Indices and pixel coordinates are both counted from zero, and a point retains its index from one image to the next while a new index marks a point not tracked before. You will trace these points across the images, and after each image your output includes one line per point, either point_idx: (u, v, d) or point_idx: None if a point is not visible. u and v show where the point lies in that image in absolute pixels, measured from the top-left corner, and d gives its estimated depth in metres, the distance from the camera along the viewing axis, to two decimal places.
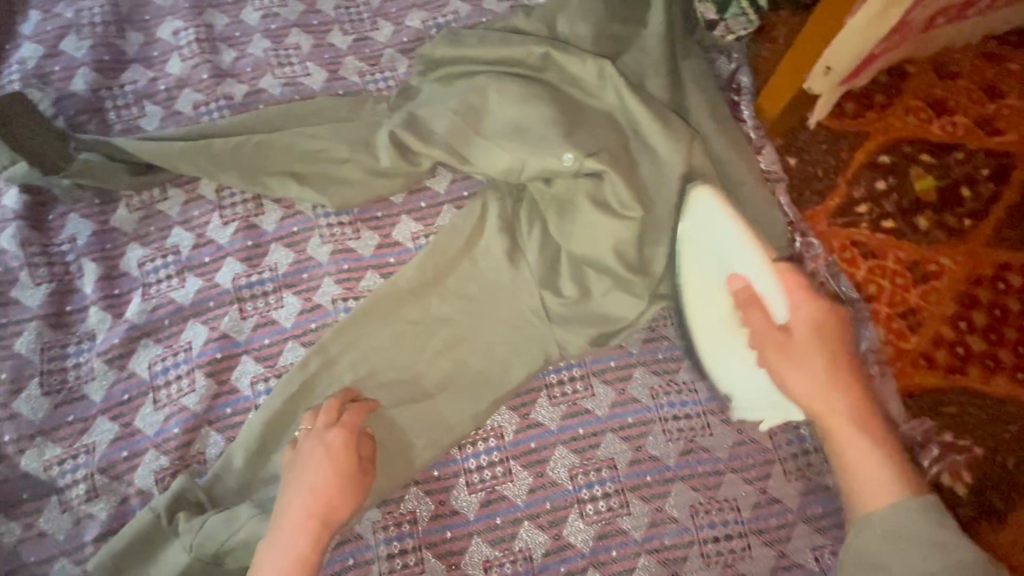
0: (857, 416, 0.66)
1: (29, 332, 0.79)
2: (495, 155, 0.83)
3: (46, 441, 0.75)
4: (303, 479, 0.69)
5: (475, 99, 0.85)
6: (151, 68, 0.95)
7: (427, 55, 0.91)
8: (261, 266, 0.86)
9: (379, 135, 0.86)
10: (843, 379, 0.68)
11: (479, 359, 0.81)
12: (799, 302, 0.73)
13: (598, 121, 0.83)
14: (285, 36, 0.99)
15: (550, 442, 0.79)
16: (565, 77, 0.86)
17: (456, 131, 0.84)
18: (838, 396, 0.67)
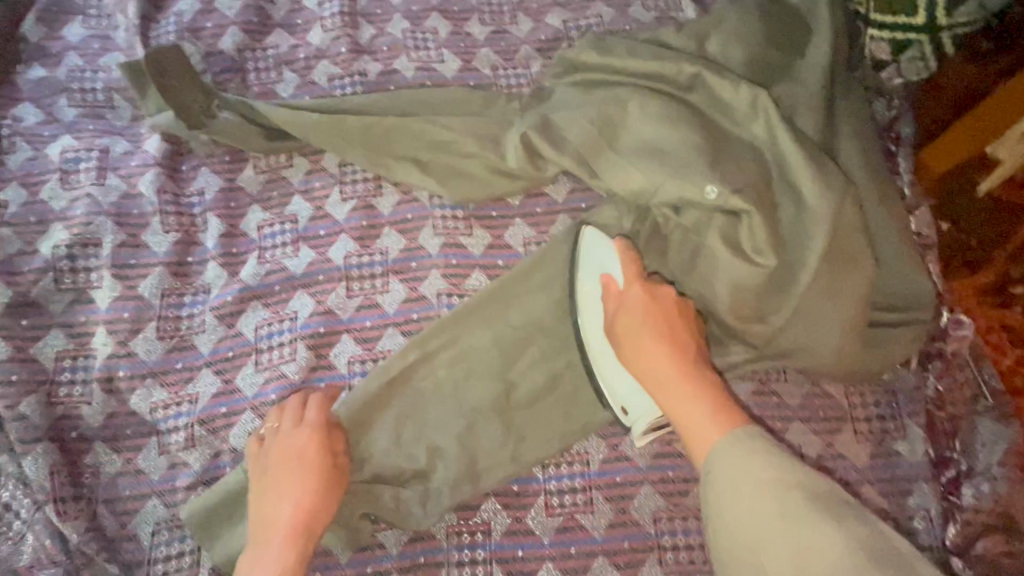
0: (666, 369, 0.67)
1: (154, 277, 0.82)
2: (627, 174, 0.79)
3: (155, 384, 0.78)
4: (278, 489, 0.69)
5: (614, 112, 0.82)
6: (293, 35, 0.97)
7: (569, 59, 0.88)
8: (372, 248, 0.86)
9: (510, 134, 0.84)
10: (676, 351, 0.69)
11: (575, 379, 0.79)
12: (637, 281, 0.74)
13: (741, 154, 0.77)
14: (424, 19, 0.98)
15: (636, 479, 0.76)
16: (711, 103, 0.81)
17: (589, 144, 0.81)
18: (667, 360, 0.68)
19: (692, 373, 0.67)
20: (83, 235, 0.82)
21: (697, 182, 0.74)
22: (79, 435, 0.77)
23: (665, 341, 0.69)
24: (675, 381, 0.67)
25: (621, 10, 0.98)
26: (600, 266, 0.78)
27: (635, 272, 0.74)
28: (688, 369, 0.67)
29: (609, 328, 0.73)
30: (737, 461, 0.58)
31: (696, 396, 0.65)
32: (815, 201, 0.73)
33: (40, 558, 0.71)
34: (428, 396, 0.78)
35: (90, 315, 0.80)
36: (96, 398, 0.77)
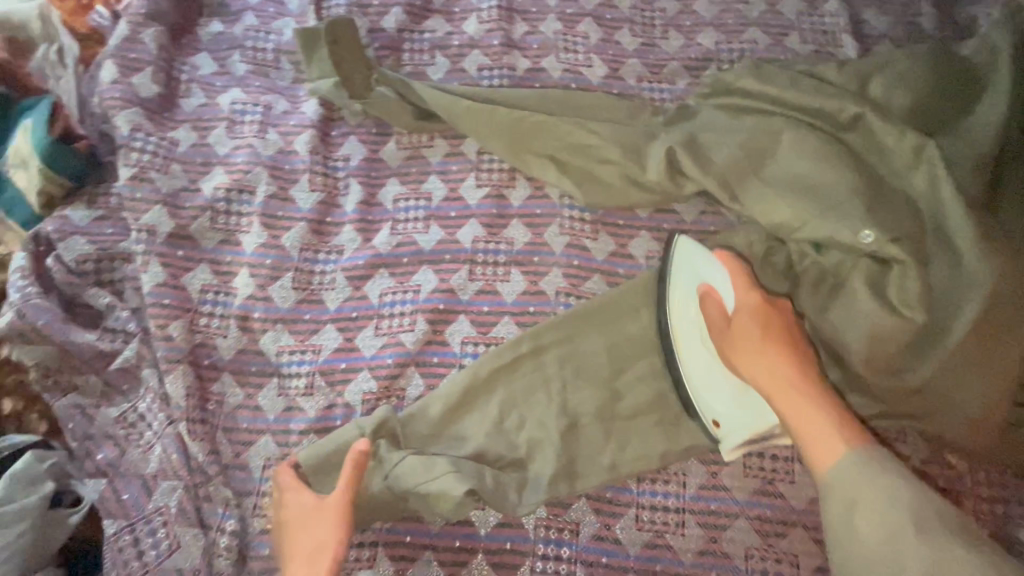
0: (790, 377, 0.68)
1: (296, 230, 0.87)
2: (772, 205, 0.79)
3: (284, 330, 0.84)
4: (300, 548, 0.68)
5: (766, 140, 0.81)
6: (450, 22, 1.01)
7: (725, 81, 0.88)
8: (499, 237, 0.88)
9: (653, 148, 0.85)
10: (795, 359, 0.70)
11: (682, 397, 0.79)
12: (752, 289, 0.74)
13: (897, 201, 0.75)
14: (577, 23, 1.00)
15: (732, 511, 0.76)
16: (870, 144, 0.79)
17: (734, 168, 0.81)
18: (786, 366, 0.69)
19: (812, 384, 0.68)
20: (242, 181, 0.89)
21: (851, 222, 0.73)
22: (211, 364, 0.82)
23: (783, 348, 0.70)
24: (795, 390, 0.67)
25: (776, 38, 0.97)
26: (702, 278, 0.78)
27: (750, 280, 0.75)
28: (807, 380, 0.68)
29: (722, 334, 0.74)
30: (868, 474, 0.59)
31: (819, 408, 0.65)
32: (976, 262, 0.69)
33: (165, 469, 0.77)
34: (535, 388, 0.80)
35: (236, 256, 0.86)
36: (231, 333, 0.83)
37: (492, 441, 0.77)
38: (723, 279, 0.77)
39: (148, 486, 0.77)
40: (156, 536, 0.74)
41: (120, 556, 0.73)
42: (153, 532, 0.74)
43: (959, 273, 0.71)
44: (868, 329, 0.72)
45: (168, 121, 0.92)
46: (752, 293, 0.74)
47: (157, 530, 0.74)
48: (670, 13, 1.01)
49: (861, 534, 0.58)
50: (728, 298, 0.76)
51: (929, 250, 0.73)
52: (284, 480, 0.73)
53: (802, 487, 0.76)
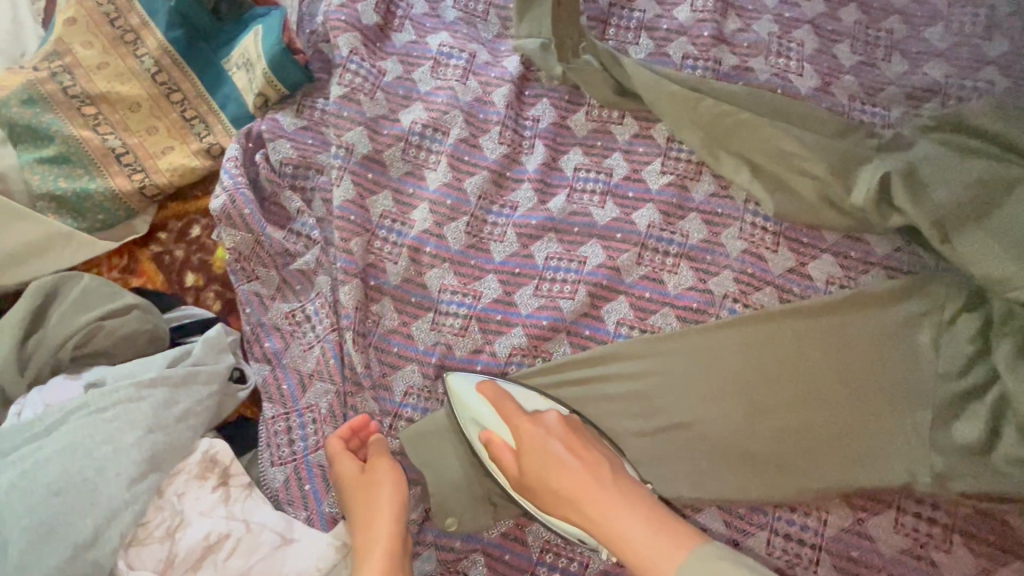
0: (587, 491, 0.65)
1: (479, 178, 0.89)
2: (993, 257, 0.74)
3: (450, 270, 0.86)
4: (361, 519, 0.67)
5: (997, 188, 0.76)
6: (661, 5, 0.99)
7: (958, 116, 0.82)
8: (674, 227, 0.86)
9: (864, 173, 0.81)
10: (592, 470, 0.66)
11: (846, 427, 0.75)
12: (519, 415, 0.72)
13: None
14: (794, 29, 0.96)
15: (873, 563, 0.72)
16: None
17: (958, 209, 0.76)
18: (584, 479, 0.66)
19: (610, 489, 0.64)
20: (438, 120, 0.91)
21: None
22: (376, 285, 0.86)
23: (574, 465, 0.67)
24: (604, 508, 0.63)
25: (1017, 82, 0.89)
26: (481, 420, 0.74)
27: (515, 408, 0.73)
28: (609, 485, 0.65)
29: (522, 475, 0.70)
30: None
31: (625, 508, 0.63)
32: None
33: (322, 371, 0.81)
34: (693, 381, 0.79)
35: (418, 190, 0.89)
36: (401, 261, 0.86)
37: (642, 421, 0.78)
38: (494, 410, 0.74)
39: (304, 382, 0.81)
40: (305, 431, 0.78)
41: (273, 440, 0.78)
42: (303, 426, 0.79)
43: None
44: None
45: (379, 51, 0.96)
46: (522, 425, 0.71)
47: (307, 425, 0.79)
48: (897, 36, 0.95)
49: None
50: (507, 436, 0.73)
51: None
52: (333, 449, 0.72)
53: (958, 561, 0.71)
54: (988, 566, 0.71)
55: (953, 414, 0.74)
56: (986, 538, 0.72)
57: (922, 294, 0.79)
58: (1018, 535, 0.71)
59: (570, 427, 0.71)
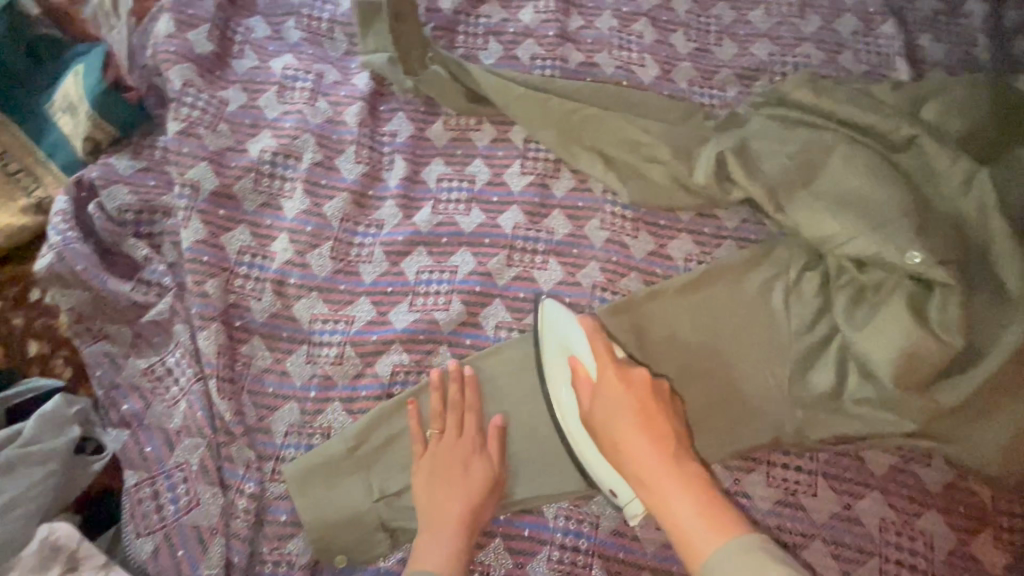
0: (651, 462, 0.61)
1: (339, 200, 0.87)
2: (820, 219, 0.78)
3: (319, 298, 0.83)
4: (444, 475, 0.73)
5: (817, 153, 0.81)
6: (506, 9, 1.01)
7: (778, 92, 0.88)
8: (540, 226, 0.88)
9: (703, 153, 0.85)
10: (661, 447, 0.62)
11: (728, 396, 0.79)
12: (605, 362, 0.68)
13: (942, 223, 0.75)
14: (632, 22, 1.01)
15: (753, 518, 0.76)
16: (922, 168, 0.79)
17: (788, 178, 0.81)
18: (650, 452, 0.61)
19: (673, 466, 0.60)
20: (288, 146, 0.88)
21: (895, 238, 0.73)
22: (242, 325, 0.82)
23: (647, 432, 0.63)
24: (661, 482, 0.59)
25: (831, 54, 0.97)
26: (571, 347, 0.73)
27: (607, 349, 0.69)
28: (669, 461, 0.61)
29: (587, 417, 0.68)
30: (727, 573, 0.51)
31: (685, 491, 0.58)
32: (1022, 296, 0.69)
33: (189, 425, 0.77)
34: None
35: (276, 220, 0.86)
36: (266, 296, 0.83)
37: (535, 424, 0.78)
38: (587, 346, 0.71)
39: (171, 440, 0.76)
40: (176, 492, 0.74)
41: (139, 509, 0.73)
42: (173, 488, 0.74)
43: (999, 294, 0.71)
44: (905, 345, 0.71)
45: (219, 80, 0.92)
46: (610, 373, 0.67)
47: (177, 485, 0.74)
48: (725, 21, 1.01)
49: None
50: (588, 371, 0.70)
51: (972, 275, 0.73)
52: (433, 403, 0.77)
53: (825, 501, 0.76)
54: (851, 501, 0.76)
55: (806, 369, 0.78)
56: (845, 475, 0.77)
57: (771, 260, 0.84)
58: (871, 468, 0.77)
59: (654, 392, 0.67)
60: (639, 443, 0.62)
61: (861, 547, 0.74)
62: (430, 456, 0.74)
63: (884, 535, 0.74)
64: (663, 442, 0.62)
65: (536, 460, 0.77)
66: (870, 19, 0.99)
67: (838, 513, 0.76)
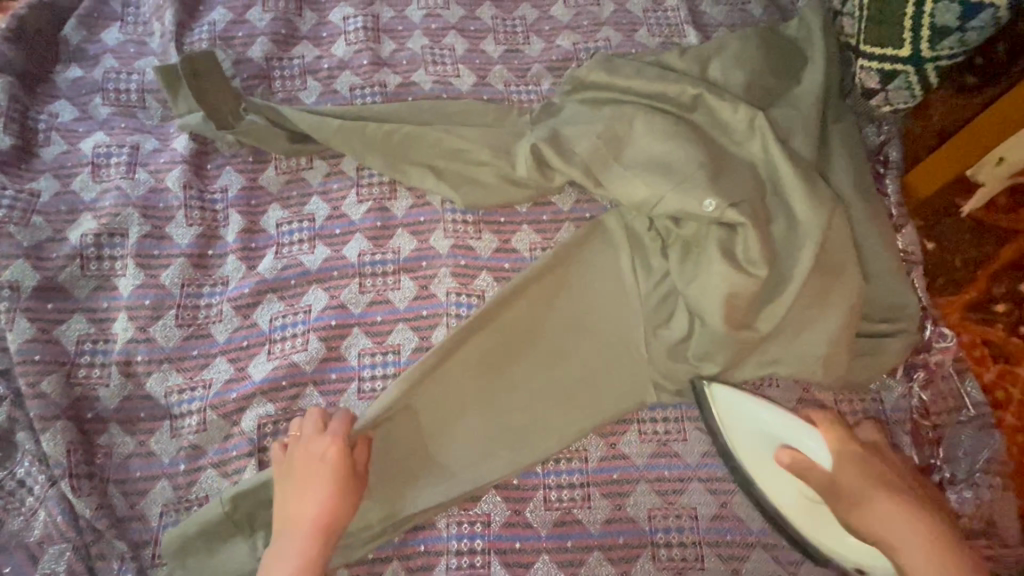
0: (927, 536, 0.63)
1: (176, 267, 0.86)
2: (632, 186, 0.84)
3: (171, 370, 0.81)
4: (302, 471, 0.71)
5: (620, 127, 0.87)
6: (319, 47, 1.03)
7: (579, 77, 0.93)
8: (385, 247, 0.89)
9: (521, 147, 0.89)
10: (928, 525, 0.64)
11: (604, 362, 0.82)
12: (843, 437, 0.70)
13: (738, 170, 0.83)
14: (442, 37, 1.04)
15: (633, 476, 0.80)
16: (716, 123, 0.87)
17: (602, 156, 0.86)
18: (912, 530, 0.64)
19: (950, 550, 0.62)
20: (111, 225, 0.86)
21: (700, 190, 0.80)
22: (94, 416, 0.79)
23: (907, 507, 0.65)
24: (925, 551, 0.62)
25: (628, 33, 1.05)
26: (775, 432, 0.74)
27: (841, 431, 0.71)
28: (931, 544, 0.63)
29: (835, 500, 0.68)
30: None
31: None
32: (807, 217, 0.78)
33: (51, 533, 0.73)
34: (465, 381, 0.80)
35: (112, 301, 0.84)
36: (113, 380, 0.80)
37: (415, 442, 0.78)
38: (816, 441, 0.71)
39: (34, 554, 0.72)
40: None
41: None
42: None
43: (795, 221, 0.80)
44: (722, 286, 0.77)
45: (26, 174, 0.89)
46: (854, 446, 0.70)
47: None
48: (530, 20, 1.07)
49: None
50: (816, 452, 0.71)
51: (768, 210, 0.82)
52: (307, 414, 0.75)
53: (694, 443, 0.81)
54: None
55: (653, 326, 0.82)
56: None
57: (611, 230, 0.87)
58: None
59: (886, 468, 0.69)
60: (891, 521, 0.64)
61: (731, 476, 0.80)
62: (286, 462, 0.72)
63: None
64: (925, 518, 0.65)
65: (419, 476, 0.77)
66: None
67: (707, 450, 0.81)
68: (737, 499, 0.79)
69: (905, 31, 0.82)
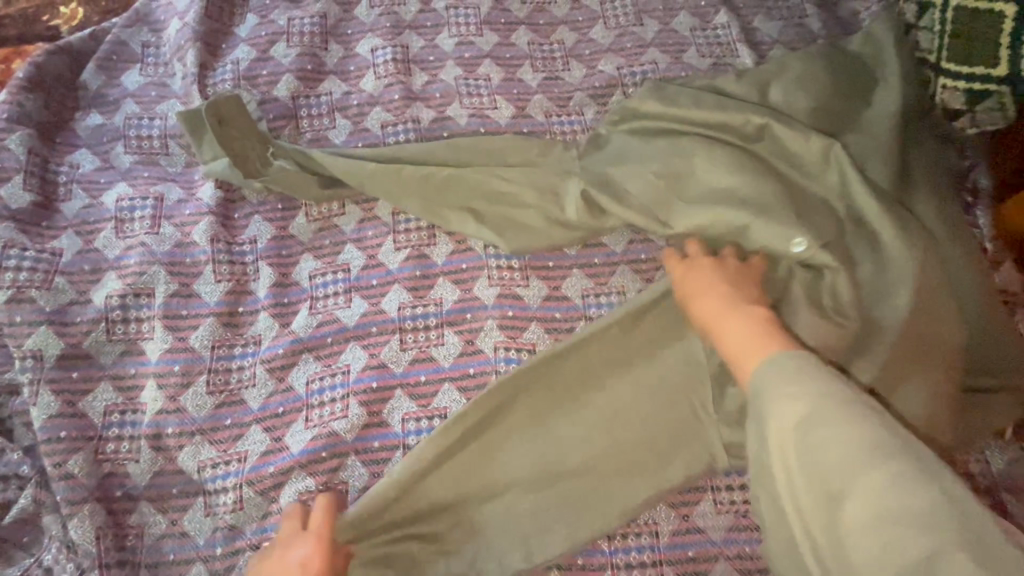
0: (722, 300, 0.67)
1: (205, 328, 0.80)
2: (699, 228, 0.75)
3: (203, 441, 0.76)
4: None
5: (679, 163, 0.79)
6: (347, 81, 0.97)
7: (628, 106, 0.86)
8: (426, 298, 0.83)
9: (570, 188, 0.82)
10: (724, 283, 0.69)
11: (665, 410, 0.74)
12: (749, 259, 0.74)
13: (814, 208, 0.75)
14: (477, 66, 0.98)
15: (711, 553, 0.71)
16: (785, 154, 0.79)
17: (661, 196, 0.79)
18: (716, 284, 0.69)
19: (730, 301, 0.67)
20: (137, 284, 0.81)
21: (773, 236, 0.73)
22: (124, 494, 0.73)
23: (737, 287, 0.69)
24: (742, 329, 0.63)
25: (676, 55, 0.97)
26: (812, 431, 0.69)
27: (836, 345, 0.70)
28: (724, 292, 0.68)
29: None
30: (781, 367, 0.55)
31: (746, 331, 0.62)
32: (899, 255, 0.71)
33: None
34: (508, 454, 0.73)
35: (140, 367, 0.78)
36: (143, 456, 0.75)
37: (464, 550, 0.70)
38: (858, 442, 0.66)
39: None
40: None
41: None
42: None
43: (884, 267, 0.72)
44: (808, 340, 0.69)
45: (48, 231, 0.84)
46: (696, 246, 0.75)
47: None
48: (568, 44, 1.00)
49: (807, 454, 0.49)
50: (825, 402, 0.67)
51: (852, 252, 0.73)
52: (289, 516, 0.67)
53: None
54: None
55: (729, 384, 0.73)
56: None
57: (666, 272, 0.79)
58: None
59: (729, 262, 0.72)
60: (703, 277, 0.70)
61: None
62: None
63: None
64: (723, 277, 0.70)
65: None
66: (704, 13, 1.00)
67: None
68: None
69: (1000, 48, 0.76)
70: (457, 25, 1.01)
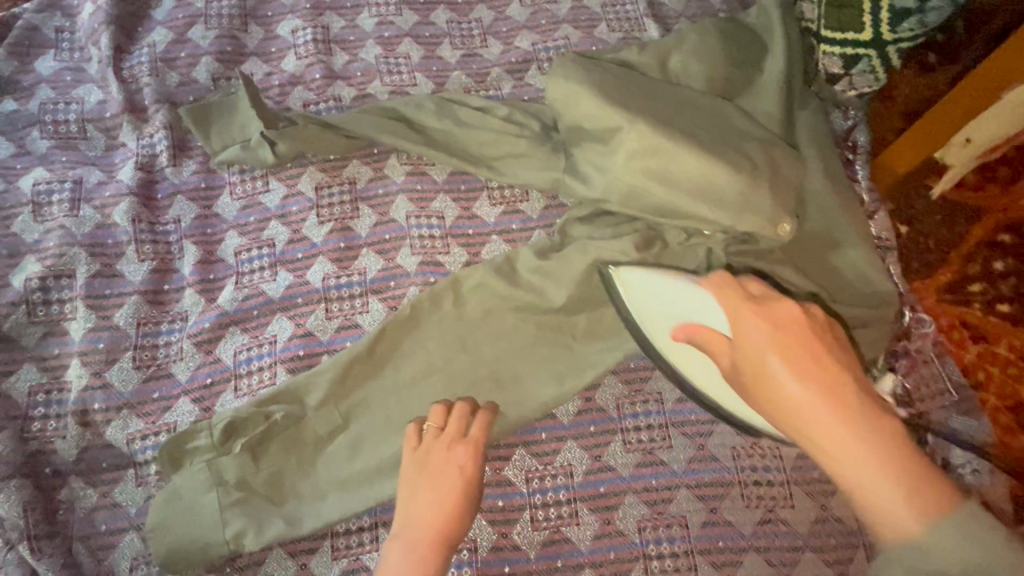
0: (808, 415, 0.55)
1: (129, 306, 0.82)
2: (637, 196, 0.77)
3: (131, 415, 0.77)
4: (429, 477, 0.67)
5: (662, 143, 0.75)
6: (268, 63, 0.99)
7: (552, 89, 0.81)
8: (350, 269, 0.86)
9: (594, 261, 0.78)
10: (817, 385, 0.55)
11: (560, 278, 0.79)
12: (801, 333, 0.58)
13: (767, 197, 0.74)
14: (397, 45, 1.01)
15: (621, 488, 0.77)
16: (729, 129, 0.80)
17: (613, 194, 0.78)
18: (805, 388, 0.55)
19: (858, 427, 0.53)
20: (57, 266, 0.82)
21: (716, 233, 0.77)
22: (52, 470, 0.75)
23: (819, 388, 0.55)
24: (865, 465, 0.52)
25: (587, 30, 1.02)
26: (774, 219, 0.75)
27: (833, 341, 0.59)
28: (826, 404, 0.54)
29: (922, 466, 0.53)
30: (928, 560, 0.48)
31: (876, 467, 0.51)
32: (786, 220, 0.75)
33: None
34: (414, 361, 0.79)
35: (64, 347, 0.80)
36: (70, 432, 0.76)
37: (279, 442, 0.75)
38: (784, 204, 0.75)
39: None
40: None
41: None
42: None
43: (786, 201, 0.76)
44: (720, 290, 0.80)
45: None
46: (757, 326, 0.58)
47: None
48: (486, 21, 1.04)
49: None
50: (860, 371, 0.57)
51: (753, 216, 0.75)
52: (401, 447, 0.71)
53: (680, 449, 0.78)
54: (702, 441, 0.79)
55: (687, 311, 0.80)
56: (693, 418, 0.80)
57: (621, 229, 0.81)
58: None
59: (816, 352, 0.56)
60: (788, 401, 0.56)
61: (719, 480, 0.77)
62: (421, 452, 0.69)
63: (738, 462, 0.78)
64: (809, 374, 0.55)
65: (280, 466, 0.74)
66: None
67: (694, 455, 0.78)
68: (727, 503, 0.76)
69: (865, 14, 0.82)
70: (376, 6, 1.03)
